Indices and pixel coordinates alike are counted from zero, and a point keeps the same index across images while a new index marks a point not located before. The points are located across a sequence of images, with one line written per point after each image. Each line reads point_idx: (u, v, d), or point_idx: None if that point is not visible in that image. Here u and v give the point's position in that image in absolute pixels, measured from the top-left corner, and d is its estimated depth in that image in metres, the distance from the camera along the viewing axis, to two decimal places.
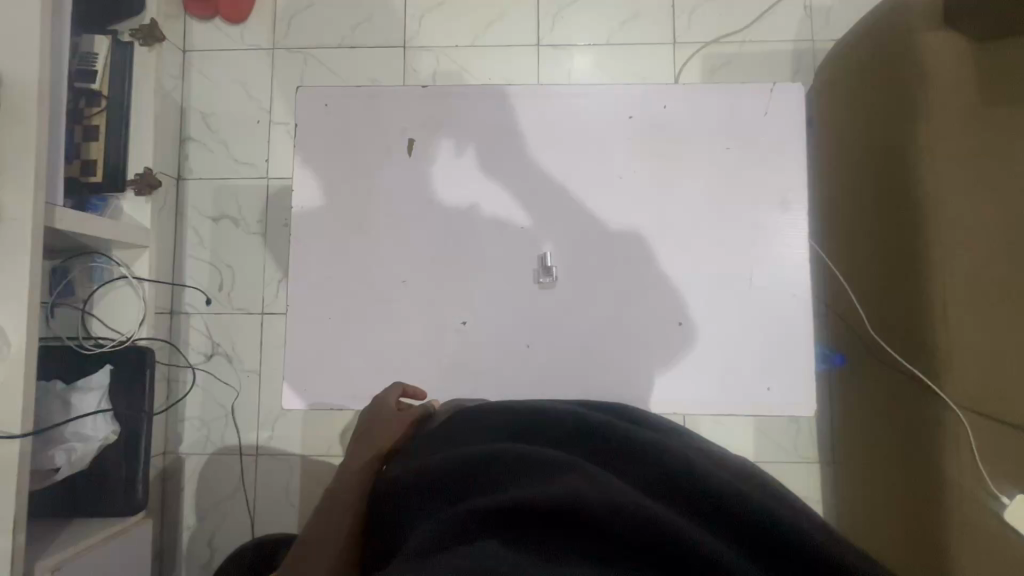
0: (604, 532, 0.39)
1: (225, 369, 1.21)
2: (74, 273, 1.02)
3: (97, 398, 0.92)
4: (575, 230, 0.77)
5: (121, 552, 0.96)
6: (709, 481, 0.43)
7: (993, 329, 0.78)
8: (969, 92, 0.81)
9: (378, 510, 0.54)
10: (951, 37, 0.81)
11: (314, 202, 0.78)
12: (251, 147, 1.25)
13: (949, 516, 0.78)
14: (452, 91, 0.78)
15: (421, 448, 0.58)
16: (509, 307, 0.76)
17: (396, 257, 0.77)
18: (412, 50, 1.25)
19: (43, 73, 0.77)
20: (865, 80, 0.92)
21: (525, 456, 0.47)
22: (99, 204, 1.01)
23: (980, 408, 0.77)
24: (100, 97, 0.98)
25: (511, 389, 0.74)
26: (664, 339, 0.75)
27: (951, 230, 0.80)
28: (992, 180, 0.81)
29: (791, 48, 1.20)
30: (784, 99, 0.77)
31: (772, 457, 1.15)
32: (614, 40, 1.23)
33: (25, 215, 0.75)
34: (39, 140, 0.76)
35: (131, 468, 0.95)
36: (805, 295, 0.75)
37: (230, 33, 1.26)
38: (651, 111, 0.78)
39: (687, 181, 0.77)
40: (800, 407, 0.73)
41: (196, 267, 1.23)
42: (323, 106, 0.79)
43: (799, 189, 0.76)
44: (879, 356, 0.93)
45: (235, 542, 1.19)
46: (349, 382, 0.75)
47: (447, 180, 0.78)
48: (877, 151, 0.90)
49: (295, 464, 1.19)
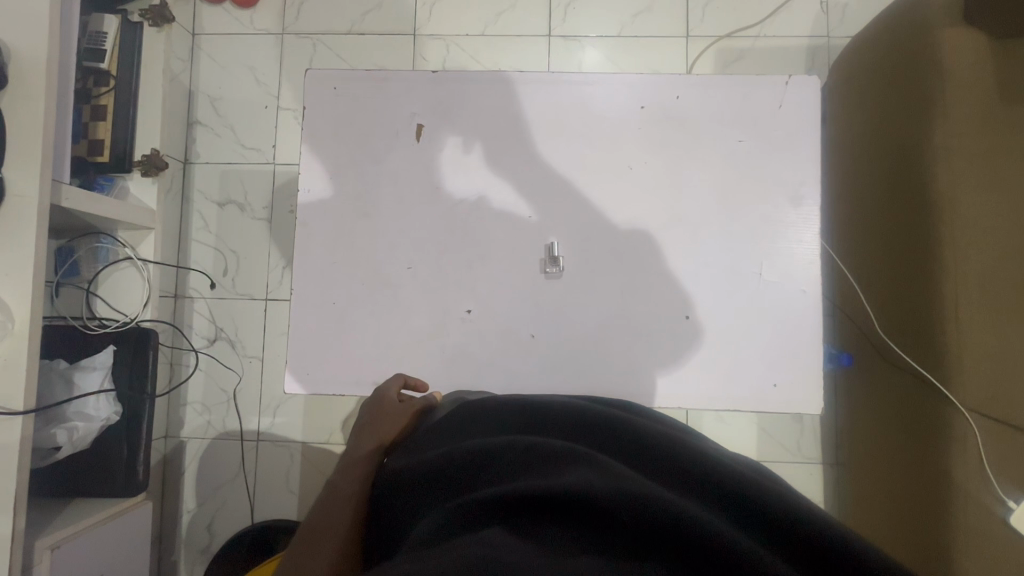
0: (613, 521, 0.39)
1: (227, 353, 1.21)
2: (80, 252, 1.02)
3: (100, 377, 0.93)
4: (582, 221, 0.76)
5: (120, 533, 0.96)
6: (722, 473, 0.42)
7: (1005, 330, 0.77)
8: (988, 89, 0.80)
9: (381, 500, 0.53)
10: (972, 34, 0.80)
11: (319, 188, 0.77)
12: (258, 133, 1.24)
13: (954, 519, 0.76)
14: (462, 76, 0.78)
15: (423, 439, 0.57)
16: (514, 297, 0.75)
17: (401, 243, 0.76)
18: (423, 38, 1.24)
19: (52, 49, 0.77)
20: (882, 77, 0.91)
21: (532, 448, 0.46)
22: (106, 184, 1.01)
23: (988, 409, 0.76)
24: (109, 76, 0.99)
25: (514, 380, 0.74)
26: (669, 334, 0.74)
27: (966, 228, 0.78)
28: (1010, 180, 0.79)
29: (805, 43, 1.19)
30: (800, 91, 0.75)
31: (774, 456, 1.15)
32: (625, 33, 1.22)
33: (31, 192, 0.74)
34: (47, 119, 0.76)
35: (132, 448, 0.95)
36: (814, 291, 0.73)
37: (241, 18, 1.26)
38: (664, 102, 0.76)
39: (697, 173, 0.76)
40: (803, 404, 0.73)
41: (200, 252, 1.23)
42: (330, 89, 0.78)
43: (812, 183, 0.75)
44: (888, 357, 0.92)
45: (234, 528, 1.19)
46: (352, 369, 0.75)
47: (453, 167, 0.77)
48: (892, 150, 0.88)
49: (296, 451, 1.19)
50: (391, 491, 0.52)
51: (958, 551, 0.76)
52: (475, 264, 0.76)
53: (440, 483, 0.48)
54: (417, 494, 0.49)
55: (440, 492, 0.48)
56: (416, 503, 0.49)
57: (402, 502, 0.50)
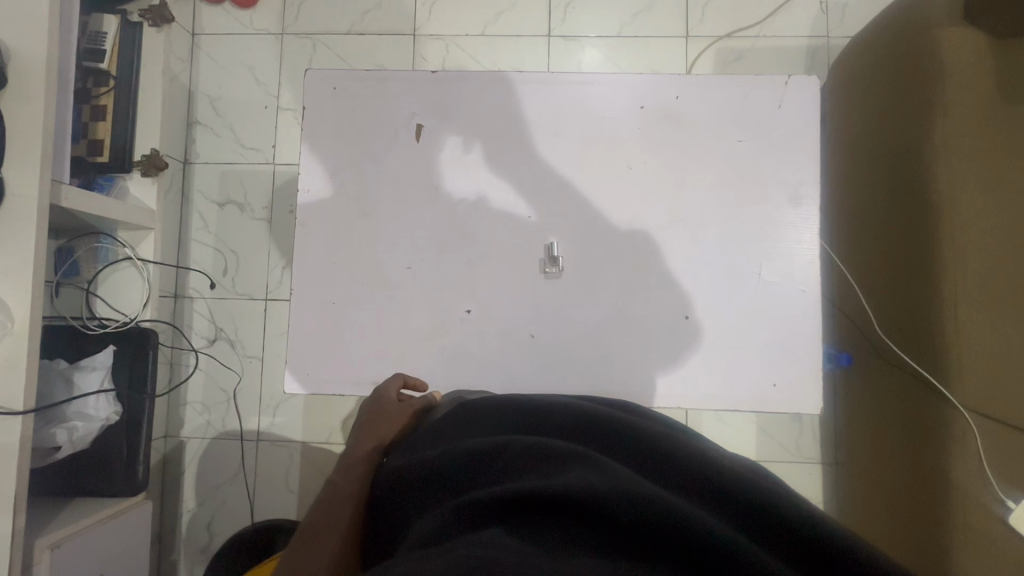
0: (613, 523, 0.39)
1: (227, 353, 1.21)
2: (80, 252, 1.02)
3: (99, 377, 0.93)
4: (581, 222, 0.76)
5: (120, 532, 0.96)
6: (721, 474, 0.42)
7: (1004, 331, 0.77)
8: (987, 89, 0.80)
9: (380, 499, 0.53)
10: (970, 35, 0.80)
11: (319, 188, 0.77)
12: (258, 133, 1.24)
13: (953, 519, 0.77)
14: (461, 76, 0.78)
15: (423, 438, 0.57)
16: (514, 297, 0.75)
17: (400, 243, 0.76)
18: (422, 38, 1.24)
19: (52, 49, 0.77)
20: (881, 77, 0.91)
21: (532, 449, 0.46)
22: (106, 184, 1.00)
23: (987, 409, 0.76)
24: (108, 76, 0.99)
25: (514, 380, 0.74)
26: (668, 333, 0.74)
27: (964, 228, 0.79)
28: (1009, 180, 0.79)
29: (805, 43, 1.19)
30: (799, 92, 0.75)
31: (774, 456, 1.15)
32: (625, 33, 1.22)
33: (31, 191, 0.74)
34: (46, 119, 0.76)
35: (132, 448, 0.95)
36: (814, 291, 0.74)
37: (240, 18, 1.26)
38: (663, 101, 0.76)
39: (696, 173, 0.76)
40: (803, 404, 0.73)
41: (200, 252, 1.23)
42: (330, 89, 0.78)
43: (812, 182, 0.75)
44: (888, 357, 0.92)
45: (234, 527, 1.19)
46: (351, 369, 0.75)
47: (453, 167, 0.77)
48: (891, 150, 0.88)
49: (296, 451, 1.19)
50: (390, 490, 0.52)
51: (957, 551, 0.76)
52: (475, 264, 0.76)
53: (439, 483, 0.48)
54: (417, 494, 0.49)
55: (439, 492, 0.48)
56: (416, 503, 0.49)
57: (402, 501, 0.50)
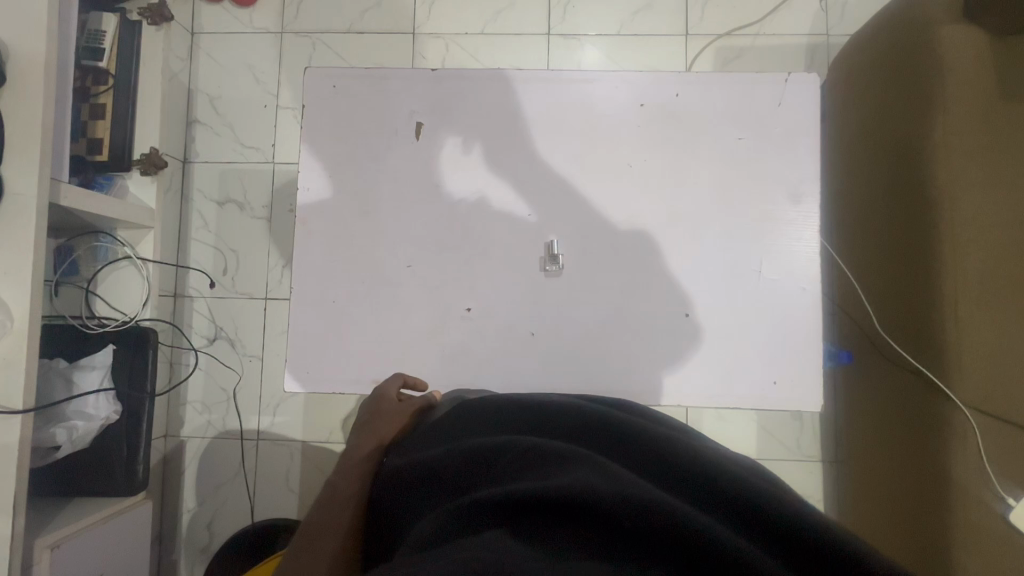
0: (613, 525, 0.39)
1: (227, 352, 1.21)
2: (79, 251, 1.02)
3: (100, 376, 0.93)
4: (581, 220, 0.76)
5: (120, 531, 0.96)
6: (720, 475, 0.42)
7: (1004, 329, 0.77)
8: (987, 87, 0.80)
9: (381, 500, 0.53)
10: (970, 32, 0.80)
11: (319, 187, 0.77)
12: (257, 131, 1.24)
13: (954, 518, 0.76)
14: (461, 75, 0.78)
15: (423, 438, 0.57)
16: (514, 296, 0.75)
17: (400, 241, 0.76)
18: (422, 36, 1.24)
19: (51, 47, 0.76)
20: (881, 74, 0.91)
21: (533, 449, 0.46)
22: (105, 182, 1.00)
23: (987, 407, 0.76)
24: (106, 74, 0.98)
25: (514, 378, 0.74)
26: (669, 332, 0.74)
27: (964, 225, 0.78)
28: (1009, 178, 0.79)
29: (805, 41, 1.19)
30: (800, 89, 0.75)
31: (774, 455, 1.15)
32: (625, 31, 1.22)
33: (31, 190, 0.74)
34: (45, 117, 0.75)
35: (132, 447, 0.95)
36: (815, 289, 0.73)
37: (240, 16, 1.26)
38: (663, 99, 0.76)
39: (697, 171, 0.76)
40: (804, 402, 0.72)
41: (200, 251, 1.23)
42: (330, 87, 0.78)
43: (812, 180, 0.75)
44: (888, 355, 0.92)
45: (234, 527, 1.19)
46: (351, 368, 0.75)
47: (452, 166, 0.77)
48: (892, 148, 0.88)
49: (296, 451, 1.19)
50: (390, 491, 0.52)
51: (957, 549, 0.76)
52: (475, 262, 0.76)
53: (440, 483, 0.48)
54: (417, 495, 0.49)
55: (439, 492, 0.48)
56: (417, 503, 0.49)
57: (402, 501, 0.50)
